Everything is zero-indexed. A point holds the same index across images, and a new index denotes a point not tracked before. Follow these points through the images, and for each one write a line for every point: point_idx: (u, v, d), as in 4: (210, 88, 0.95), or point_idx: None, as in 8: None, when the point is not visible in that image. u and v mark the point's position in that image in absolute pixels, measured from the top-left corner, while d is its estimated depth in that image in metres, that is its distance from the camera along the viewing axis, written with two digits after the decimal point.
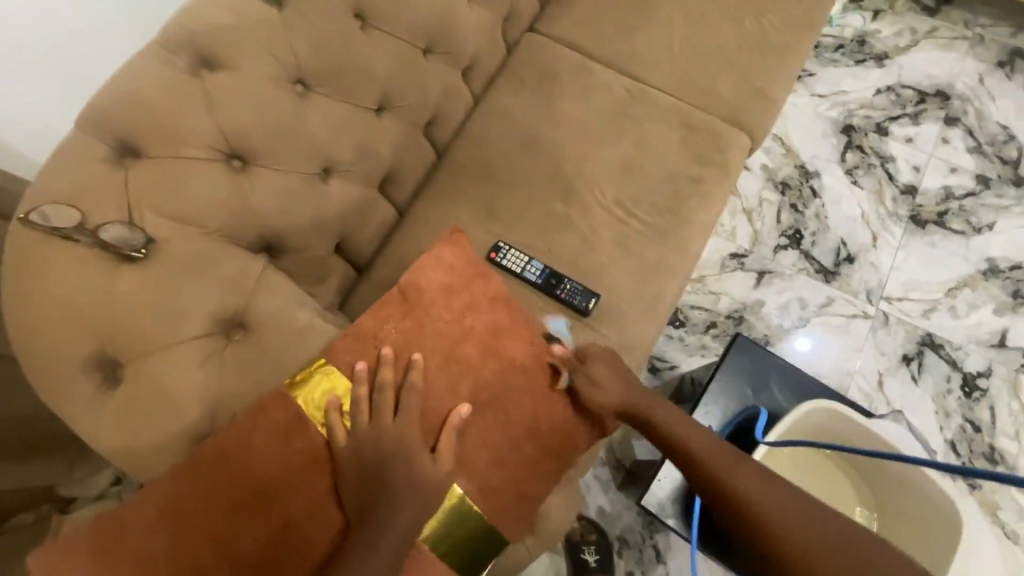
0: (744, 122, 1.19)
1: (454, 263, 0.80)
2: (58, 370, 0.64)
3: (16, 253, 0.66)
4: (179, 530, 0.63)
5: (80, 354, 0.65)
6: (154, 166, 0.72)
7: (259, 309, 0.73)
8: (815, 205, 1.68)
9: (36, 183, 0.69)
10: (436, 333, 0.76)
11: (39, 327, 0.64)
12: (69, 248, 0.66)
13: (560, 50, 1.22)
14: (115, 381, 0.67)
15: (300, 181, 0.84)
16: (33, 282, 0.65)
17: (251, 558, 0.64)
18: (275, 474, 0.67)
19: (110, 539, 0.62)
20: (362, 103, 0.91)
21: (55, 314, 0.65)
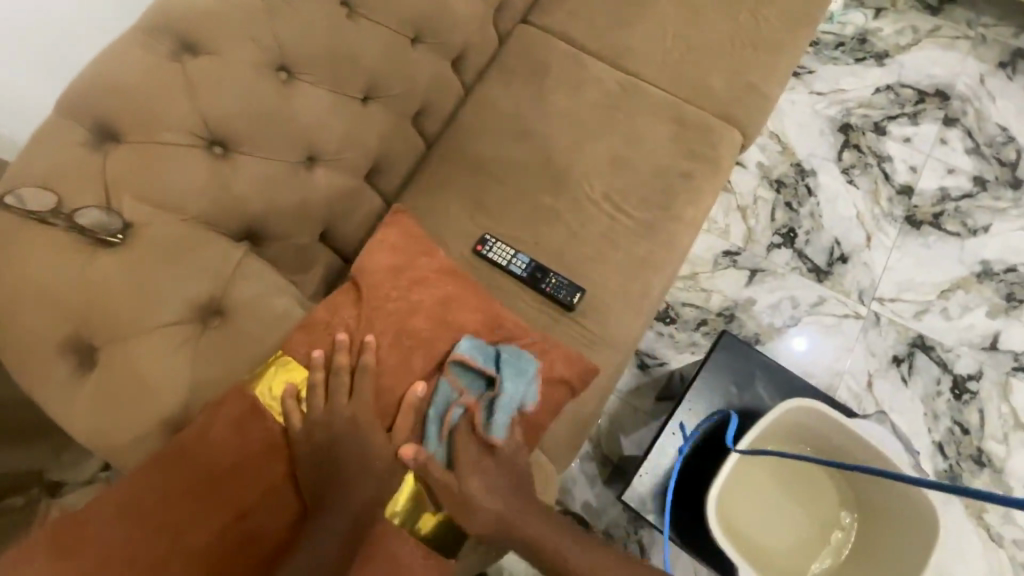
0: (737, 118, 1.18)
1: (396, 242, 0.84)
2: (32, 353, 0.64)
3: None
4: (138, 522, 0.63)
5: (54, 338, 0.65)
6: (132, 152, 0.72)
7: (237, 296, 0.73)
8: (810, 204, 1.67)
9: (14, 165, 0.69)
10: (386, 313, 0.79)
11: (13, 309, 0.64)
12: (44, 231, 0.66)
13: (553, 42, 1.21)
14: (91, 366, 0.67)
15: (283, 169, 0.84)
16: (7, 264, 0.65)
17: (210, 548, 0.64)
18: (235, 464, 0.68)
19: (66, 535, 0.61)
20: (348, 92, 0.91)
21: (29, 297, 0.64)
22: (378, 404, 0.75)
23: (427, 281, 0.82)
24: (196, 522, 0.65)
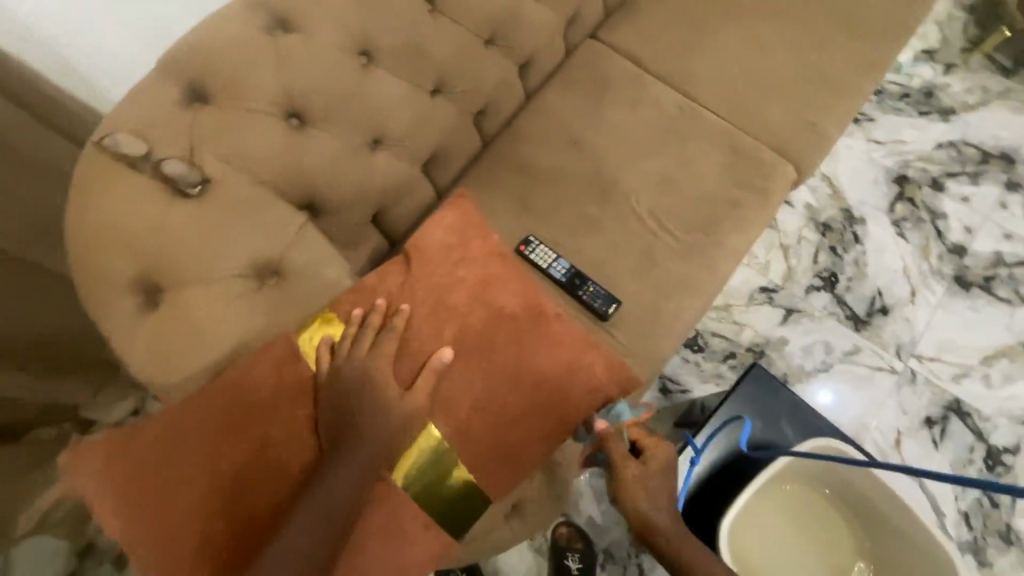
0: (793, 154, 1.18)
1: (453, 224, 0.86)
2: (103, 285, 0.69)
3: (84, 172, 0.71)
4: (171, 441, 0.67)
5: (125, 273, 0.69)
6: (219, 113, 0.77)
7: (294, 259, 0.77)
8: (856, 251, 1.64)
9: (112, 113, 0.74)
10: (430, 283, 0.81)
11: (94, 242, 0.69)
12: (132, 175, 0.71)
13: (617, 60, 1.23)
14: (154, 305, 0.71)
15: (350, 147, 0.88)
16: (94, 201, 0.70)
17: (235, 473, 0.69)
18: (266, 399, 0.71)
19: (111, 445, 0.67)
20: (419, 83, 0.94)
21: (111, 233, 0.69)
22: (411, 365, 0.78)
23: (472, 260, 0.84)
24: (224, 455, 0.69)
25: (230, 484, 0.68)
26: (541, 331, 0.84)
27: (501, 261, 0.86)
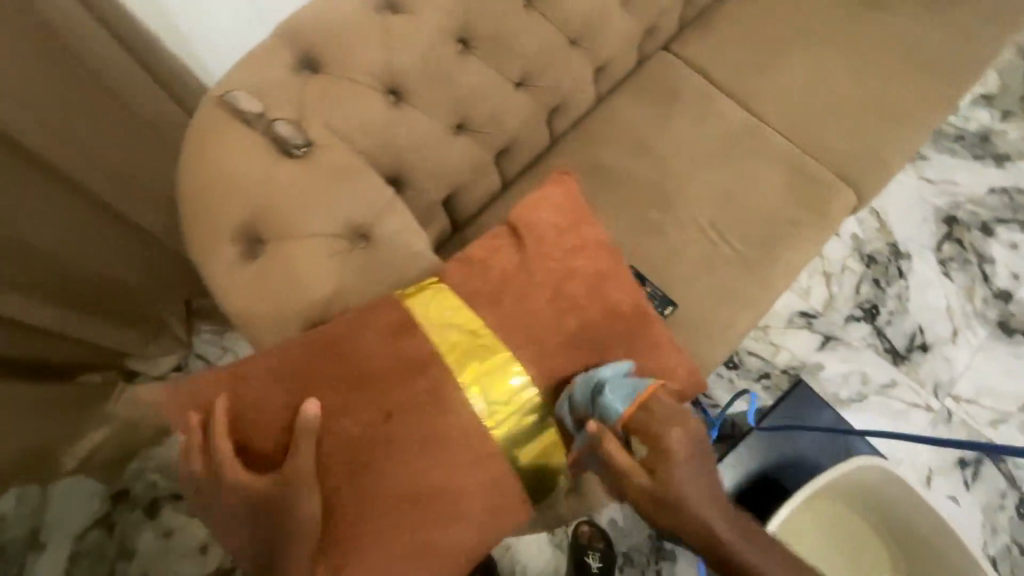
0: (854, 180, 1.20)
1: (557, 201, 0.84)
2: (211, 231, 0.73)
3: (202, 125, 0.76)
4: (289, 390, 0.70)
5: (231, 222, 0.73)
6: (328, 82, 0.81)
7: (382, 226, 0.80)
8: (899, 286, 1.64)
9: (231, 74, 0.79)
10: (540, 266, 0.80)
11: (206, 190, 0.74)
12: (246, 131, 0.76)
13: (688, 73, 1.27)
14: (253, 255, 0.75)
15: (438, 128, 0.92)
16: (210, 152, 0.75)
17: (346, 435, 0.68)
18: (382, 364, 0.71)
19: (234, 381, 0.71)
20: (507, 75, 0.98)
21: (222, 183, 0.74)
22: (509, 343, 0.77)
23: (586, 251, 0.82)
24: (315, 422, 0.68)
25: (340, 442, 0.68)
26: (641, 329, 0.83)
27: (609, 256, 0.84)
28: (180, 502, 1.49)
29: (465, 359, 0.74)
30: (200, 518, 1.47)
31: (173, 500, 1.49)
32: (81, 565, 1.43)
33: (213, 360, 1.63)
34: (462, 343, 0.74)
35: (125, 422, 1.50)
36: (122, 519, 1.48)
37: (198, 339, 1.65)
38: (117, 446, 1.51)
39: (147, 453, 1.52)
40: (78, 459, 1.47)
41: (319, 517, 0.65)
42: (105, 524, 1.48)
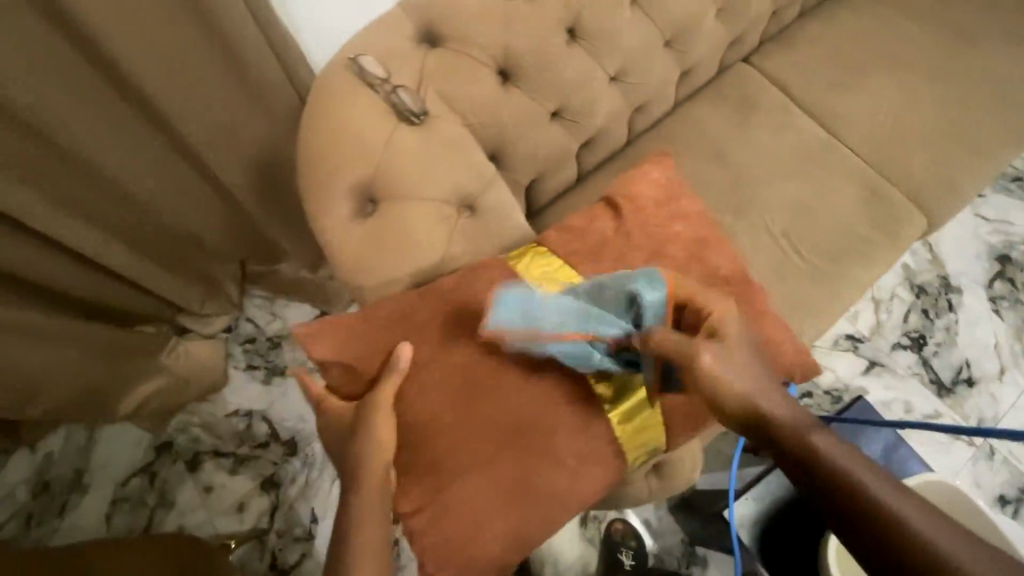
0: (926, 205, 1.20)
1: (661, 178, 0.88)
2: (328, 186, 0.76)
3: (328, 85, 0.80)
4: (404, 330, 0.75)
5: (349, 178, 0.76)
6: (446, 56, 0.84)
7: (487, 198, 0.83)
8: (948, 318, 1.64)
9: (357, 40, 0.83)
10: (644, 235, 0.83)
11: (328, 145, 0.77)
12: (370, 94, 0.79)
13: (767, 86, 1.29)
14: (367, 214, 0.79)
15: (538, 111, 0.94)
16: (335, 111, 0.78)
17: (454, 372, 0.72)
18: (488, 314, 0.75)
19: (356, 322, 0.76)
20: (606, 68, 1.00)
21: (343, 140, 0.77)
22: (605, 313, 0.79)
23: (687, 219, 0.85)
24: (420, 369, 0.72)
25: (450, 382, 0.72)
26: (749, 303, 0.83)
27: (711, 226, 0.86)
28: (221, 460, 1.52)
29: (563, 304, 0.76)
30: (239, 476, 1.51)
31: (214, 456, 1.53)
32: (121, 509, 1.47)
33: (261, 325, 1.67)
34: (561, 291, 0.77)
35: (178, 375, 1.51)
36: (163, 469, 1.51)
37: (249, 304, 1.68)
38: (167, 399, 1.51)
39: (194, 409, 1.57)
40: (132, 407, 1.46)
41: (430, 448, 0.70)
42: (147, 473, 1.51)
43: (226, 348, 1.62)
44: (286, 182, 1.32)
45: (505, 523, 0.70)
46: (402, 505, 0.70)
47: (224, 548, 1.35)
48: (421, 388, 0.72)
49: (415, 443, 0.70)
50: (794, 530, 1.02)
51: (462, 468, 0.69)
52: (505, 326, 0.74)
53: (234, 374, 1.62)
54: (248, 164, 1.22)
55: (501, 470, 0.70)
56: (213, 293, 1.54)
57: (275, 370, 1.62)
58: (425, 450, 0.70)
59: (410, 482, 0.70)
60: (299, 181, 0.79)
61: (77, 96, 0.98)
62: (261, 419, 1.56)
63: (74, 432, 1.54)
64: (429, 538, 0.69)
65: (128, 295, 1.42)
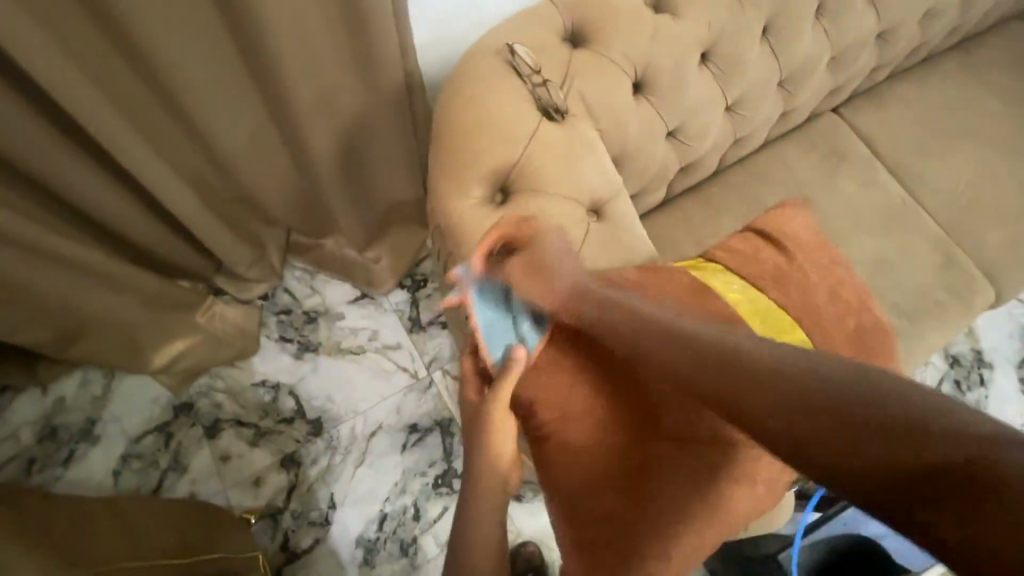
0: (997, 280, 1.22)
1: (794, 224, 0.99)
2: (465, 170, 0.76)
3: (479, 70, 0.80)
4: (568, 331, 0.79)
5: (489, 164, 0.76)
6: (592, 58, 0.84)
7: (613, 208, 0.84)
8: (979, 392, 1.67)
9: (507, 30, 0.83)
10: None
11: (472, 128, 0.77)
12: (518, 85, 0.79)
13: (854, 139, 1.30)
14: (495, 203, 0.79)
15: (660, 128, 0.94)
16: (482, 96, 0.78)
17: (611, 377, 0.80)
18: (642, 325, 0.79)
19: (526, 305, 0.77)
20: (726, 96, 1.01)
21: (488, 125, 0.77)
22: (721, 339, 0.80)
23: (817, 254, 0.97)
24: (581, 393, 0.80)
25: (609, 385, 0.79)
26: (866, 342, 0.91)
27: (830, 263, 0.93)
28: (242, 430, 1.47)
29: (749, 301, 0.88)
30: (259, 450, 1.45)
31: (235, 426, 1.47)
32: (131, 466, 1.42)
33: (298, 297, 1.62)
34: (748, 294, 0.90)
35: (211, 336, 1.46)
36: (181, 431, 1.46)
37: (289, 274, 1.63)
38: (198, 359, 1.46)
39: (220, 372, 1.52)
40: (162, 362, 1.42)
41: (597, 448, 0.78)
42: (163, 432, 1.45)
43: (261, 315, 1.57)
44: (364, 157, 1.29)
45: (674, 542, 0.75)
46: (559, 496, 0.79)
47: (240, 521, 1.30)
48: (585, 413, 0.80)
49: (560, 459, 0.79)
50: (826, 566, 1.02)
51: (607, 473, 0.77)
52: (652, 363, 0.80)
53: (265, 343, 1.56)
54: (336, 133, 1.20)
55: (671, 497, 0.75)
56: (258, 257, 1.49)
57: (309, 346, 1.57)
58: (599, 469, 0.78)
59: (588, 498, 0.77)
60: (432, 160, 0.79)
61: (194, 37, 0.95)
62: (288, 394, 1.51)
63: (90, 379, 1.48)
64: (584, 535, 0.76)
65: (175, 247, 1.37)
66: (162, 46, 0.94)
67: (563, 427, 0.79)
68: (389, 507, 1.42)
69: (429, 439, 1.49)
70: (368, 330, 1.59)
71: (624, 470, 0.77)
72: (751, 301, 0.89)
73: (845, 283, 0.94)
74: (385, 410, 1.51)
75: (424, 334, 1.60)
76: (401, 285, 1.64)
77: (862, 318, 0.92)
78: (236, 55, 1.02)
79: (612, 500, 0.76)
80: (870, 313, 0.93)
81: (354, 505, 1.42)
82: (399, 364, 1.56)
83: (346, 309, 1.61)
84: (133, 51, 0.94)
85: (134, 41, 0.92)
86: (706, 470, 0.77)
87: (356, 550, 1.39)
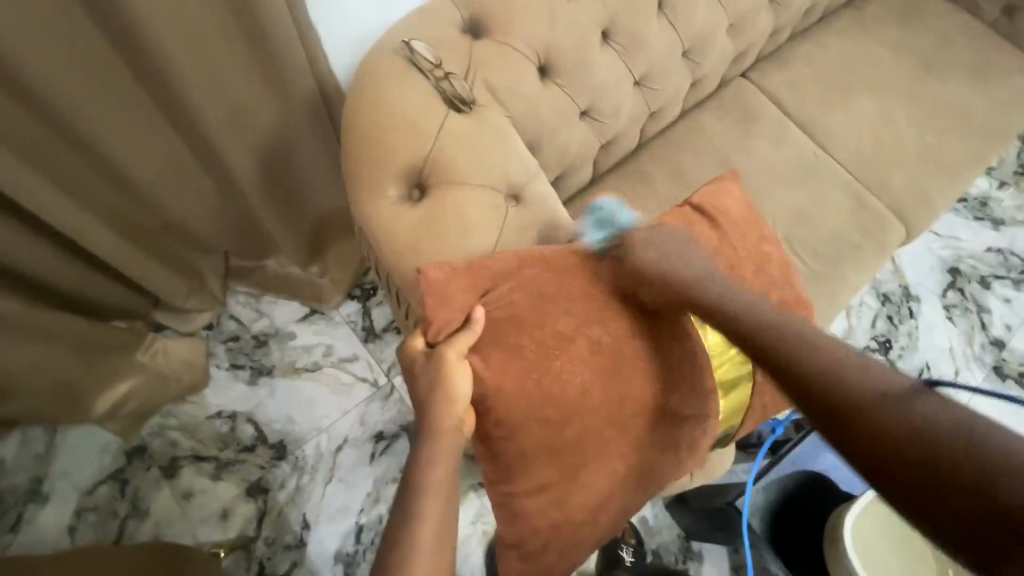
0: (906, 216, 1.30)
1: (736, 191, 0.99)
2: (378, 169, 0.77)
3: (381, 70, 0.80)
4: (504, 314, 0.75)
5: (402, 160, 0.77)
6: (493, 47, 0.86)
7: (533, 190, 0.86)
8: (909, 324, 1.78)
9: (408, 30, 0.84)
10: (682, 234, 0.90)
11: (382, 128, 0.78)
12: (421, 81, 0.80)
13: (764, 101, 1.37)
14: (414, 199, 0.80)
15: (571, 107, 0.97)
16: (387, 93, 0.79)
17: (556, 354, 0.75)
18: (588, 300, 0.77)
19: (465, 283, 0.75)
20: (633, 72, 1.04)
21: (394, 123, 0.77)
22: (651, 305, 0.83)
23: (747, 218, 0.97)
24: (518, 372, 0.73)
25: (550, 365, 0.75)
26: (792, 286, 0.95)
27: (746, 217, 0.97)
28: (202, 465, 1.43)
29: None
30: (223, 482, 1.42)
31: (195, 461, 1.43)
32: (87, 520, 1.36)
33: (245, 322, 1.58)
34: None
35: (157, 373, 1.43)
36: (137, 475, 1.41)
37: (232, 300, 1.59)
38: (147, 397, 1.42)
39: (171, 410, 1.47)
40: (108, 405, 1.38)
41: (539, 430, 0.74)
42: (117, 480, 1.40)
43: (207, 346, 1.53)
44: (289, 170, 1.27)
45: (599, 506, 0.80)
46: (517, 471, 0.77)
47: (211, 556, 1.27)
48: (524, 393, 0.73)
49: (499, 439, 0.74)
50: (784, 508, 1.10)
51: (548, 448, 0.75)
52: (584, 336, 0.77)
53: (216, 374, 1.52)
54: (256, 148, 1.17)
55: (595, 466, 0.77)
56: (193, 286, 1.45)
57: (261, 370, 1.54)
58: (533, 443, 0.74)
59: (527, 470, 0.76)
60: (344, 165, 0.79)
61: (85, 65, 0.91)
62: (246, 421, 1.48)
63: (32, 436, 1.41)
64: (537, 502, 0.77)
65: (101, 287, 1.32)
66: (51, 78, 0.90)
67: (500, 407, 0.72)
68: (364, 519, 1.41)
69: (397, 445, 1.48)
70: (322, 345, 1.57)
71: (559, 444, 0.75)
72: None
73: (760, 250, 0.95)
74: (348, 423, 1.50)
75: (379, 341, 1.59)
76: (350, 296, 1.63)
77: (777, 285, 0.94)
78: (133, 80, 0.98)
79: (546, 473, 0.76)
80: (782, 270, 0.95)
81: (328, 522, 1.41)
82: (358, 375, 1.54)
83: (296, 328, 1.59)
84: (21, 87, 0.89)
85: (20, 76, 0.87)
86: (643, 432, 0.80)
87: (336, 567, 1.37)
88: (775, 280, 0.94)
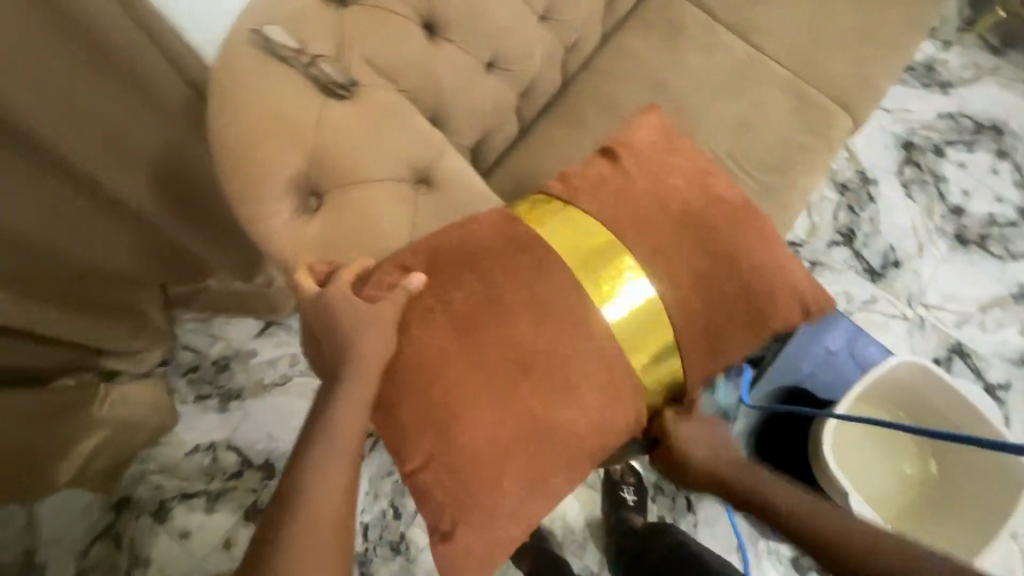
0: (849, 105, 1.24)
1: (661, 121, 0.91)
2: (263, 187, 0.70)
3: (238, 70, 0.71)
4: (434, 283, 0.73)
5: (289, 173, 0.71)
6: (363, 15, 0.76)
7: (443, 167, 0.81)
8: (871, 209, 1.76)
9: (261, 12, 0.73)
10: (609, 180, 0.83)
11: (256, 137, 0.70)
12: (287, 74, 0.71)
13: (687, 7, 1.26)
14: (312, 210, 0.75)
15: (472, 63, 0.88)
16: (251, 97, 0.70)
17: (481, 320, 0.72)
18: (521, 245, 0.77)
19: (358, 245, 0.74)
20: (533, 6, 0.94)
21: (269, 129, 0.70)
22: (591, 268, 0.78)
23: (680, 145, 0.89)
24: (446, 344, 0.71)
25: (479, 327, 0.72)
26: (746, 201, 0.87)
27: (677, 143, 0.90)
28: (193, 501, 1.41)
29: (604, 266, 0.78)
30: (218, 513, 1.40)
31: (184, 499, 1.41)
32: None
33: (201, 349, 1.52)
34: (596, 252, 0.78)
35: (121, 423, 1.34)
36: (129, 526, 1.39)
37: (182, 329, 1.52)
38: (114, 451, 1.35)
39: (148, 454, 1.43)
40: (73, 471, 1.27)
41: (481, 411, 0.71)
42: (110, 535, 1.38)
43: (168, 383, 1.48)
44: (193, 187, 1.16)
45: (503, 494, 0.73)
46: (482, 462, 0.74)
47: None
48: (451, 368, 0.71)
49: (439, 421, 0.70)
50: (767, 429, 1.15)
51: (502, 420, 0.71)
52: (527, 305, 0.74)
53: (184, 410, 1.48)
54: (147, 172, 1.06)
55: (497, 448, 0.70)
56: (137, 324, 1.34)
57: (230, 394, 1.49)
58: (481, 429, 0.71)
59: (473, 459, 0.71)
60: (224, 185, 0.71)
61: None
62: (226, 448, 1.44)
63: None
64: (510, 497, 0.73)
65: (35, 348, 1.20)
66: None
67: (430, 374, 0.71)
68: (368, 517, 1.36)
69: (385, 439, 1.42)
70: (285, 356, 1.51)
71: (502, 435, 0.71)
72: (591, 252, 0.79)
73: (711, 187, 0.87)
74: None
75: None
76: None
77: (714, 255, 0.81)
78: None
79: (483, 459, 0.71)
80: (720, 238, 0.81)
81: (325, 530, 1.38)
82: None
83: (255, 343, 1.52)
84: None
85: None
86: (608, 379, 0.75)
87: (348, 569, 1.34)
88: (711, 240, 0.81)
